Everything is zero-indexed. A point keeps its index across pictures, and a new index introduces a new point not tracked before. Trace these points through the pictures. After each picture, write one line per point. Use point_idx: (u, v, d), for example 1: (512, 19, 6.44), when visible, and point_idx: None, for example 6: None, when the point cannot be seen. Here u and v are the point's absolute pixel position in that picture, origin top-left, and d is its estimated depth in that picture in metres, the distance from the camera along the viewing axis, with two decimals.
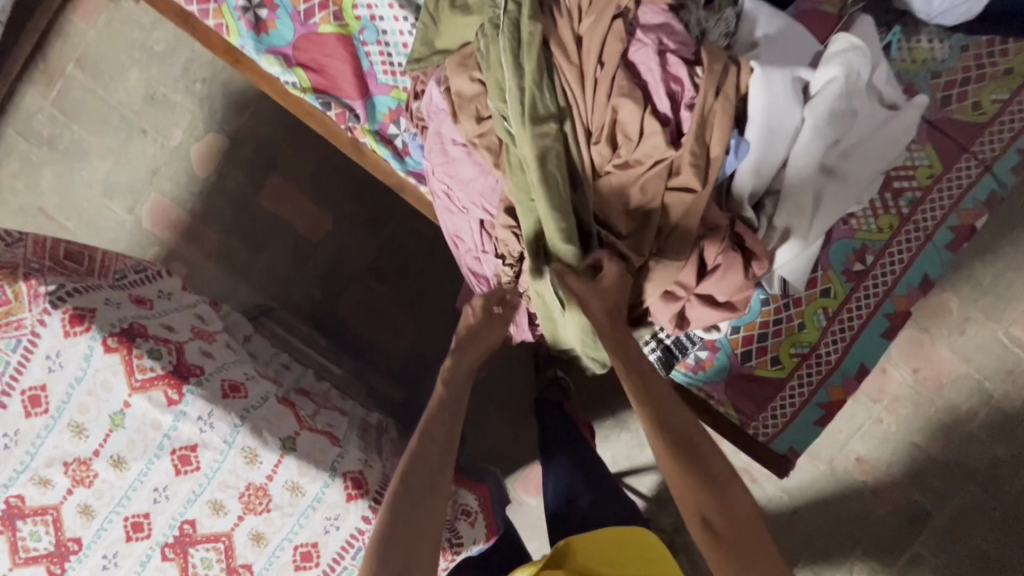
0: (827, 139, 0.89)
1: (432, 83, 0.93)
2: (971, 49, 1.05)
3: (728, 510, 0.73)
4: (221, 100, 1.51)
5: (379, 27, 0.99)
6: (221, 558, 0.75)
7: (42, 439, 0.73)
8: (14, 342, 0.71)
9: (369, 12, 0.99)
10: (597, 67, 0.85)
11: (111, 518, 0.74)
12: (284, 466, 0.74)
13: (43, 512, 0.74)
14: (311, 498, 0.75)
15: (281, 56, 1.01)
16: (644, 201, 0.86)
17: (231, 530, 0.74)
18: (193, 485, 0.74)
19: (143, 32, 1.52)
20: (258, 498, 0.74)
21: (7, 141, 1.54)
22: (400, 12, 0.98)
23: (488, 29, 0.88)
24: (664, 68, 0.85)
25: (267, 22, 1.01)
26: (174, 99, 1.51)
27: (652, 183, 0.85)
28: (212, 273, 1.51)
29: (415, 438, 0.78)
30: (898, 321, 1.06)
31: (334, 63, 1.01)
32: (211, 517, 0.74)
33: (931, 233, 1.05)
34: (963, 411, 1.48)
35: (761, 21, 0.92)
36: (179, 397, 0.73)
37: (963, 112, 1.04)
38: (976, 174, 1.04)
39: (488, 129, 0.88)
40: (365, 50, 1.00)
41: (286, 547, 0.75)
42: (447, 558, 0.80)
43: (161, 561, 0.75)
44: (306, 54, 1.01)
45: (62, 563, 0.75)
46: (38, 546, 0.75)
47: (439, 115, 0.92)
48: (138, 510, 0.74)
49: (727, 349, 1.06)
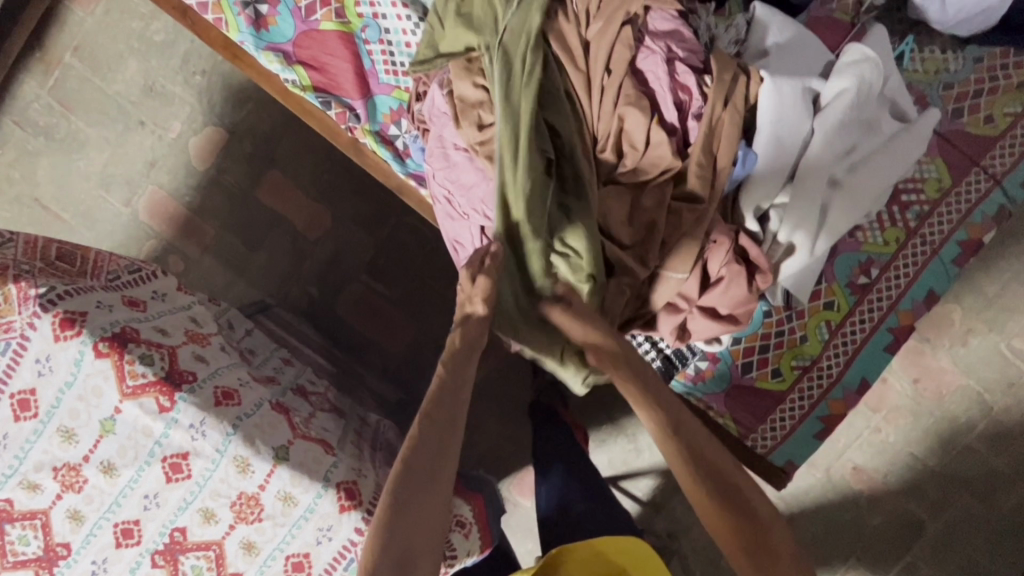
0: (835, 152, 0.88)
1: (434, 86, 0.91)
2: (985, 61, 1.03)
3: (756, 528, 0.71)
4: (221, 93, 1.49)
5: (381, 25, 0.97)
6: (212, 566, 0.74)
7: (31, 443, 0.71)
8: (3, 346, 0.70)
9: (372, 9, 0.97)
10: (604, 75, 0.84)
11: (101, 524, 0.73)
12: (276, 476, 0.73)
13: (31, 517, 0.73)
14: (304, 508, 0.74)
15: (281, 53, 0.99)
16: (648, 212, 0.84)
17: (222, 539, 0.73)
18: (184, 493, 0.73)
19: (142, 22, 1.49)
20: (249, 508, 0.73)
21: (3, 130, 1.52)
22: (403, 11, 0.96)
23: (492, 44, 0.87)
24: (672, 77, 0.84)
25: (267, 18, 0.99)
26: (173, 91, 1.49)
27: (656, 194, 0.84)
28: (209, 268, 1.50)
29: (413, 427, 0.69)
30: (901, 335, 1.05)
31: (335, 62, 0.99)
32: (202, 525, 0.73)
33: (937, 247, 1.03)
34: (961, 423, 1.47)
35: (773, 29, 0.90)
36: (171, 404, 0.72)
37: (975, 126, 1.03)
38: (986, 189, 1.02)
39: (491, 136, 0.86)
40: (368, 48, 0.98)
41: (277, 557, 0.74)
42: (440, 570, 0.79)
43: (151, 568, 0.74)
44: (307, 51, 0.99)
45: (51, 568, 0.74)
46: (27, 551, 0.74)
47: (441, 119, 0.90)
48: (127, 517, 0.73)
49: (728, 360, 1.05)
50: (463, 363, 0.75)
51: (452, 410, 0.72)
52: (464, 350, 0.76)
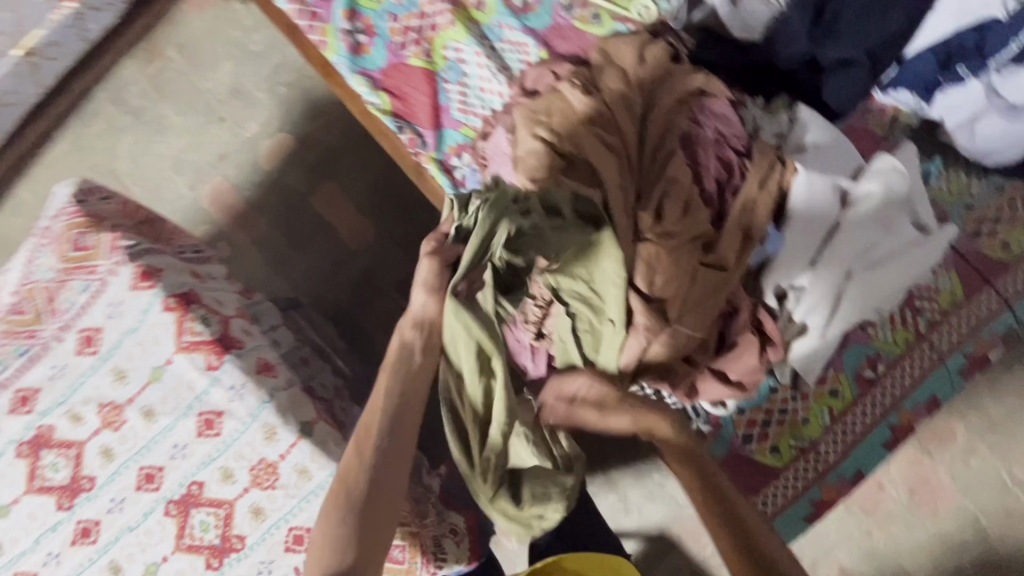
0: (857, 246, 0.95)
1: (500, 128, 1.02)
2: (1008, 191, 1.09)
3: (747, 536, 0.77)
4: (300, 105, 1.62)
5: (462, 69, 1.09)
6: (219, 524, 0.78)
7: (86, 377, 0.79)
8: (85, 285, 0.79)
9: (457, 55, 1.09)
10: (657, 142, 0.94)
11: (127, 465, 0.79)
12: (297, 450, 0.78)
13: (67, 446, 0.79)
14: (315, 484, 0.78)
15: (370, 78, 1.10)
16: (675, 271, 0.91)
17: (235, 499, 0.78)
18: (211, 449, 0.78)
19: (243, 32, 1.65)
20: (266, 476, 0.78)
21: (97, 105, 1.66)
22: (485, 61, 1.08)
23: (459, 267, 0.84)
24: (717, 154, 0.93)
25: (364, 46, 1.11)
26: (257, 96, 1.63)
27: (686, 256, 0.91)
28: (253, 259, 1.59)
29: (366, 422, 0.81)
30: (900, 434, 1.09)
31: (415, 93, 1.10)
32: (220, 483, 0.78)
33: (944, 355, 1.08)
34: (954, 543, 1.47)
35: (812, 128, 0.98)
36: (218, 363, 0.78)
37: (991, 249, 1.09)
38: (995, 309, 1.08)
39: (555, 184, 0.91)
40: (446, 86, 1.10)
41: (281, 527, 0.78)
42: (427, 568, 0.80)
43: (163, 515, 0.79)
44: (392, 80, 1.10)
45: (71, 498, 0.79)
46: (54, 477, 0.79)
47: (501, 158, 1.00)
48: (154, 462, 0.79)
49: (730, 429, 1.07)
50: (405, 398, 0.82)
51: (396, 426, 0.81)
52: (405, 388, 0.83)
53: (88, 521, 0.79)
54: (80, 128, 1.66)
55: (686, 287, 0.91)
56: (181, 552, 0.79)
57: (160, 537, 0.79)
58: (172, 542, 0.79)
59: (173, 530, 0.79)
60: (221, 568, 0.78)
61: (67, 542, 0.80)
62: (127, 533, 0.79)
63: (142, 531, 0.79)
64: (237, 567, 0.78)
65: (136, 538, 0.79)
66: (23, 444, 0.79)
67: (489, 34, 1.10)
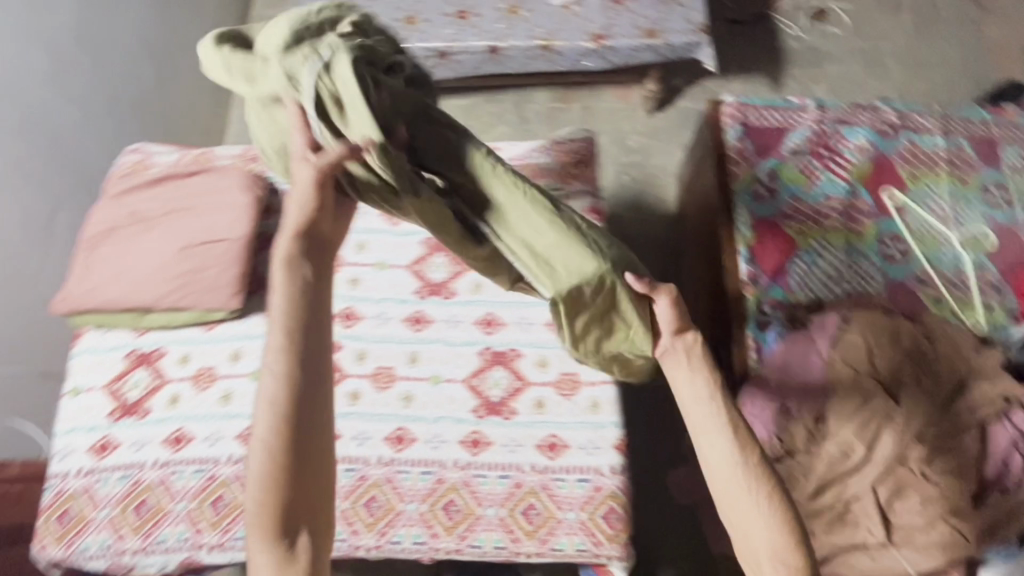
0: None
1: (834, 313, 1.19)
2: None
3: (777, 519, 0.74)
4: (630, 198, 1.89)
5: (818, 260, 1.33)
6: (507, 389, 0.97)
7: None
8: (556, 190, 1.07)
9: (821, 249, 1.34)
10: (966, 412, 1.09)
11: (482, 304, 1.04)
12: (604, 387, 0.97)
13: (458, 264, 1.08)
14: (597, 421, 0.94)
15: (753, 217, 1.35)
16: (920, 510, 1.02)
17: (533, 384, 0.97)
18: (546, 340, 1.00)
19: (632, 129, 1.98)
20: (567, 385, 0.97)
21: (503, 96, 2.03)
22: (839, 267, 1.32)
23: (377, 152, 0.71)
24: (1004, 457, 1.07)
25: (763, 198, 1.38)
26: (607, 171, 1.93)
27: (933, 505, 1.02)
28: None
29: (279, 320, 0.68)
30: None
31: (775, 250, 1.33)
32: (534, 365, 0.99)
33: None
34: None
35: None
36: None
37: None
38: None
39: (860, 378, 1.11)
40: (799, 261, 1.32)
41: (547, 427, 0.94)
42: (619, 551, 0.88)
43: (475, 353, 1.01)
44: (766, 231, 1.34)
45: (428, 294, 1.05)
46: (431, 274, 1.07)
47: (821, 331, 1.17)
48: (500, 315, 1.02)
49: None
50: (317, 297, 0.70)
51: (315, 330, 0.70)
52: (314, 283, 0.70)
53: (423, 314, 1.04)
54: (479, 101, 2.03)
55: (923, 526, 1.02)
56: (465, 384, 0.98)
57: (461, 363, 1.00)
58: (465, 373, 0.99)
59: (473, 365, 1.00)
60: (483, 420, 0.96)
61: (401, 318, 1.04)
62: (442, 343, 1.02)
63: (455, 350, 1.01)
64: (496, 429, 0.95)
65: (445, 351, 1.01)
66: (431, 241, 1.09)
67: (854, 255, 1.33)
